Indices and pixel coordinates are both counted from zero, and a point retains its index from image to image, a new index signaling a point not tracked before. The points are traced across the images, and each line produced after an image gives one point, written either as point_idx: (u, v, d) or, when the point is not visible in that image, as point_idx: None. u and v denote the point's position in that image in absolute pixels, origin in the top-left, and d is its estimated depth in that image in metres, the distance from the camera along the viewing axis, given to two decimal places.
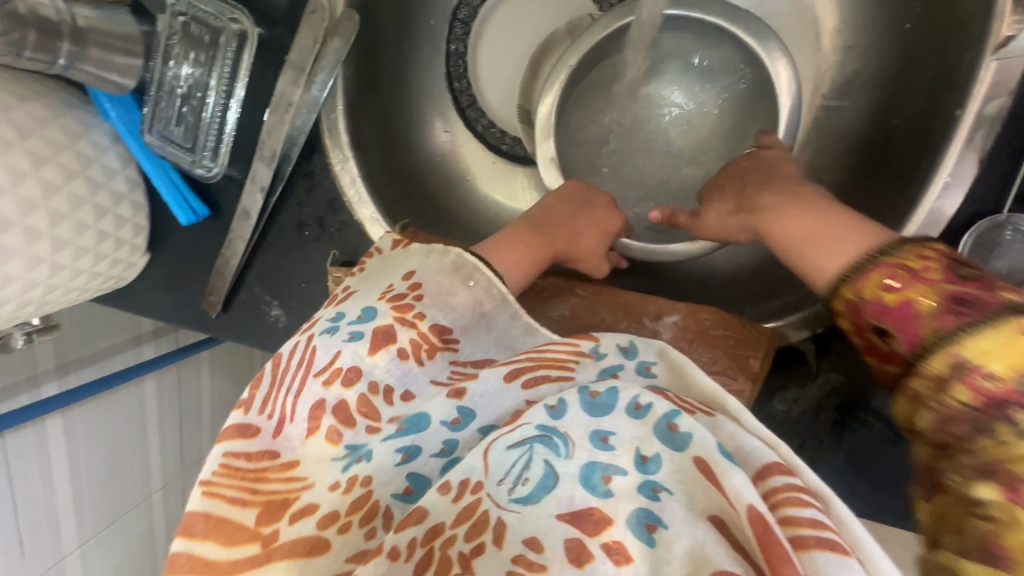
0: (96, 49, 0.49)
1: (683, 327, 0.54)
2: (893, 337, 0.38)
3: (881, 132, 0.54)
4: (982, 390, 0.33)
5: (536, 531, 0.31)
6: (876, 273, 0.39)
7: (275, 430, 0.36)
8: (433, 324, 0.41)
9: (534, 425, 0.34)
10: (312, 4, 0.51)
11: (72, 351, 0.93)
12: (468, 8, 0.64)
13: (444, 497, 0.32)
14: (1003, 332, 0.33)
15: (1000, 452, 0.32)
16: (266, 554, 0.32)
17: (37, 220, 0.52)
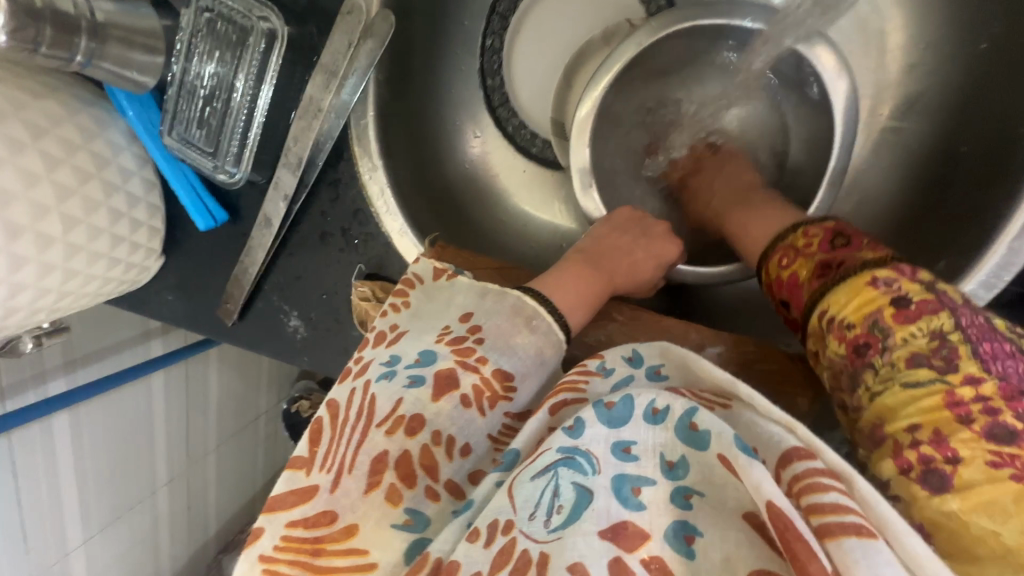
0: (115, 45, 0.46)
1: (723, 358, 0.51)
2: (793, 307, 0.45)
3: (947, 160, 0.50)
4: (845, 339, 0.39)
5: (579, 556, 0.30)
6: (776, 255, 0.47)
7: (333, 486, 0.37)
8: (496, 370, 0.42)
9: (555, 449, 0.33)
10: (347, 4, 0.48)
11: (80, 348, 0.90)
12: (506, 2, 0.60)
13: (475, 544, 0.32)
14: (849, 287, 0.40)
15: (873, 404, 0.37)
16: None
17: (49, 226, 0.49)
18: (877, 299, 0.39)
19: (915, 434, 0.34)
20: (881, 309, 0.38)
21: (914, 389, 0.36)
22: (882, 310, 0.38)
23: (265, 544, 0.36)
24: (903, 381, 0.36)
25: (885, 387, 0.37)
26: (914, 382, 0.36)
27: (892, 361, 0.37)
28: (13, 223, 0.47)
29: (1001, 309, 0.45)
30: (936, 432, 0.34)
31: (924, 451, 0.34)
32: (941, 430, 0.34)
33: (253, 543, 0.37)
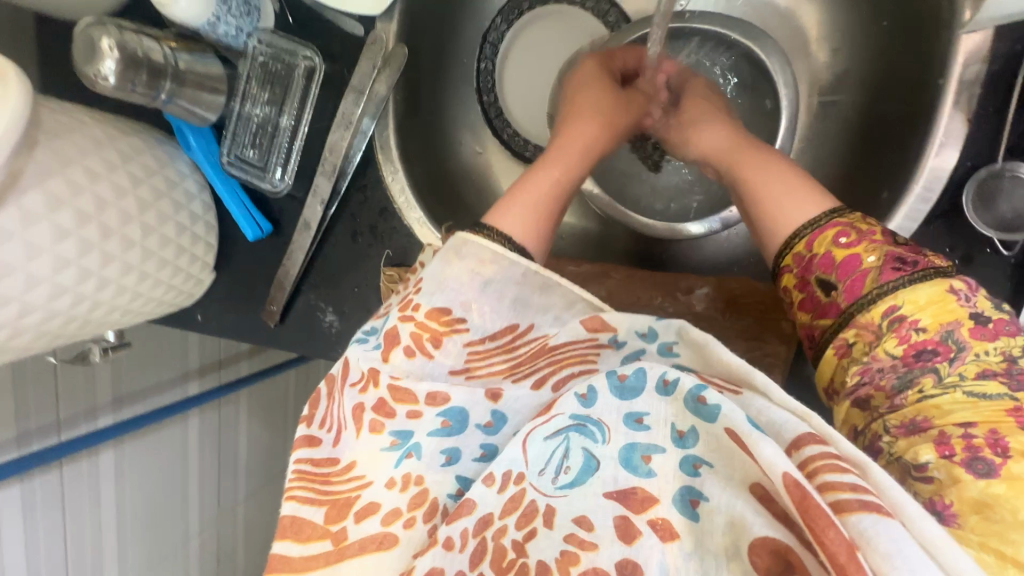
0: (190, 88, 0.59)
1: (713, 299, 0.58)
2: (839, 291, 0.44)
3: (873, 117, 0.60)
4: (909, 341, 0.40)
5: (586, 512, 0.35)
6: (831, 232, 0.45)
7: (335, 441, 0.40)
8: (430, 310, 0.41)
9: (567, 415, 0.37)
10: (371, 37, 0.61)
11: (128, 385, 0.98)
12: (496, 32, 0.72)
13: (491, 488, 0.37)
14: (931, 288, 0.40)
15: (919, 403, 0.39)
16: (337, 551, 0.37)
17: (132, 231, 0.57)
18: (957, 311, 0.39)
19: (968, 429, 0.36)
20: (960, 322, 0.39)
21: (978, 401, 0.37)
22: (960, 323, 0.39)
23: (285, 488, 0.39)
24: (969, 389, 0.38)
25: (943, 393, 0.39)
26: (982, 392, 0.37)
27: (960, 374, 0.38)
28: (107, 225, 0.55)
29: (942, 222, 0.50)
30: (993, 431, 0.36)
31: (976, 444, 0.35)
32: (1000, 430, 0.35)
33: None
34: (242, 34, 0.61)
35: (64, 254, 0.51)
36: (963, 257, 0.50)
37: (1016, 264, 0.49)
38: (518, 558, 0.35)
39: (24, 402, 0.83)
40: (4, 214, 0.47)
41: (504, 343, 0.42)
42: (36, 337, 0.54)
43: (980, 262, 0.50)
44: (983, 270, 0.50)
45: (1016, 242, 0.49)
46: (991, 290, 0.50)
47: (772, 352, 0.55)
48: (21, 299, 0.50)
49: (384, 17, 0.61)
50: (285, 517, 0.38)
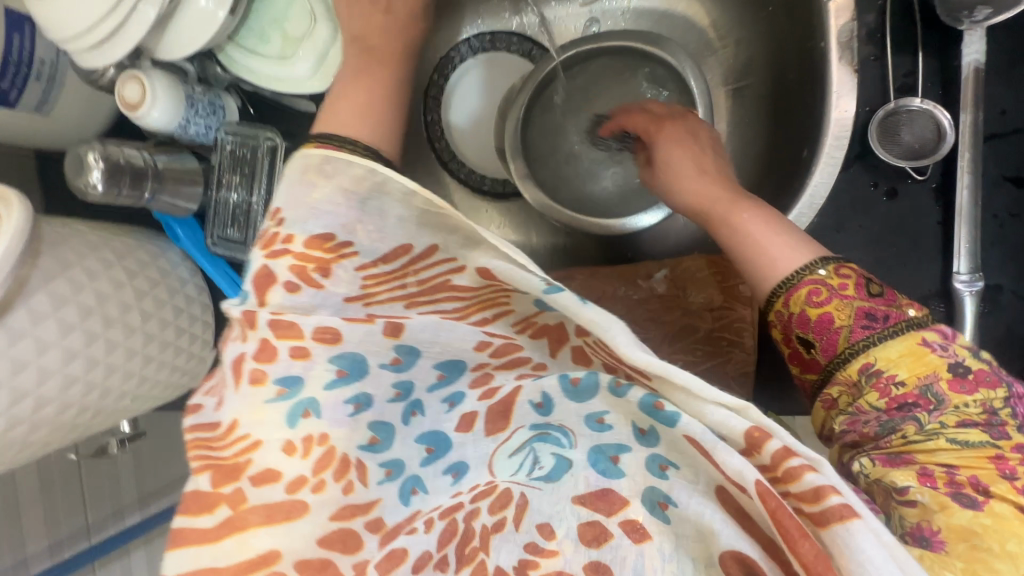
0: (170, 184, 0.66)
1: (673, 279, 0.61)
2: (817, 348, 0.45)
3: (781, 86, 0.63)
4: (890, 395, 0.41)
5: (547, 520, 0.40)
6: (803, 288, 0.44)
7: (218, 404, 0.37)
8: (307, 238, 0.36)
9: (528, 427, 0.41)
10: (323, 110, 0.70)
11: (152, 482, 1.00)
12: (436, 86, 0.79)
13: (456, 479, 0.41)
14: (902, 343, 0.42)
15: (904, 446, 0.41)
16: (239, 514, 0.34)
17: (131, 317, 0.62)
18: (934, 363, 0.41)
19: (952, 470, 0.39)
20: (937, 374, 0.41)
21: (960, 447, 0.40)
22: (937, 374, 0.41)
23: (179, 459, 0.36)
24: (951, 437, 0.40)
25: (927, 439, 0.41)
26: (963, 441, 0.40)
27: (940, 421, 0.41)
28: (108, 316, 0.60)
29: (860, 164, 0.54)
30: (974, 476, 0.39)
31: (959, 482, 0.39)
32: (980, 476, 0.39)
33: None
34: (212, 130, 0.69)
35: (71, 346, 0.56)
36: (888, 192, 0.54)
37: (936, 187, 0.53)
38: (479, 551, 0.41)
39: (50, 509, 0.86)
40: (16, 318, 0.52)
41: (402, 266, 0.37)
42: (54, 429, 0.58)
43: (904, 193, 0.53)
44: (910, 200, 0.53)
45: (926, 166, 0.53)
46: (919, 218, 0.53)
47: (738, 318, 0.58)
48: (36, 393, 0.54)
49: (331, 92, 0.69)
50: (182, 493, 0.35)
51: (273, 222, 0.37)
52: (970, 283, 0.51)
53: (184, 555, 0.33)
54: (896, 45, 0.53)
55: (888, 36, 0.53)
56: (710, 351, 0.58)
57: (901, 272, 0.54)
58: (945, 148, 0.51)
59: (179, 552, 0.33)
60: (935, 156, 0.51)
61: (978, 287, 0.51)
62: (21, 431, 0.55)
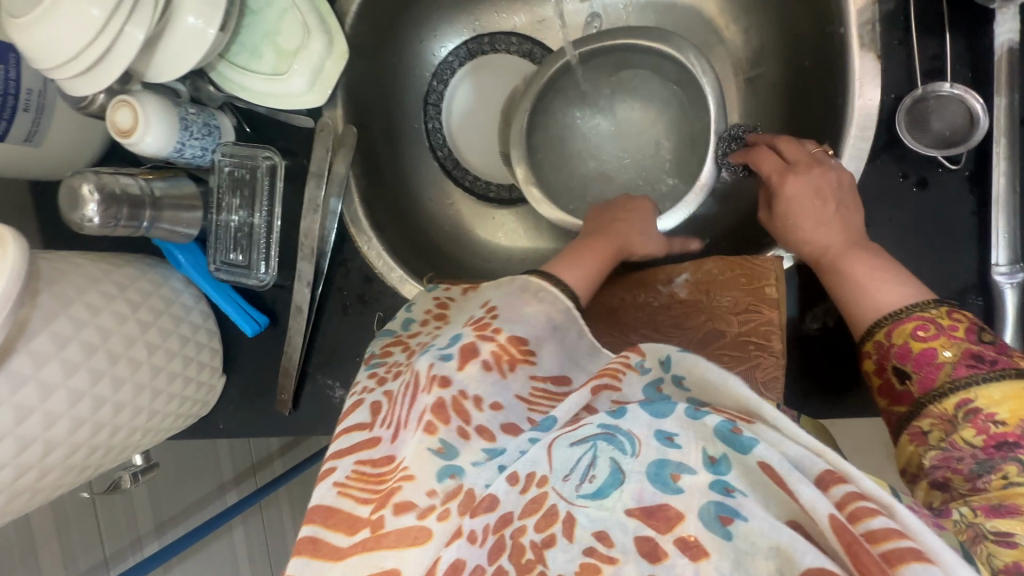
0: (169, 210, 0.64)
1: (694, 281, 0.58)
2: (913, 380, 0.44)
3: (798, 75, 0.60)
4: (988, 432, 0.40)
5: (605, 528, 0.32)
6: (909, 322, 0.45)
7: (392, 437, 0.40)
8: (511, 338, 0.44)
9: (595, 425, 0.36)
10: (320, 125, 0.66)
11: (167, 509, 0.99)
12: (435, 93, 0.77)
13: (515, 488, 0.35)
14: (1006, 385, 0.40)
15: (1004, 490, 0.38)
16: (374, 539, 0.35)
17: (137, 351, 0.60)
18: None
19: None
20: None
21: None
22: None
23: (337, 474, 0.39)
24: None
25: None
26: None
27: None
28: (113, 351, 0.58)
29: (887, 154, 0.52)
30: None
31: None
32: None
33: (332, 474, 0.39)
34: (208, 152, 0.67)
35: (77, 387, 0.55)
36: (918, 182, 0.51)
37: (969, 174, 0.50)
38: (537, 563, 0.33)
39: (68, 544, 0.85)
40: (17, 362, 0.50)
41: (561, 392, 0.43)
42: (65, 471, 0.57)
43: (936, 182, 0.51)
44: (942, 190, 0.51)
45: (958, 154, 0.50)
46: (953, 208, 0.51)
47: (766, 321, 0.55)
48: (43, 438, 0.53)
49: (329, 106, 0.67)
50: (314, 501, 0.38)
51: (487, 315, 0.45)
52: (1010, 275, 0.48)
53: (313, 563, 0.35)
54: (920, 28, 0.50)
55: (911, 18, 0.50)
56: (737, 356, 0.55)
57: (936, 265, 0.51)
58: (979, 135, 0.48)
59: (307, 559, 0.35)
60: (971, 143, 0.48)
61: (1018, 278, 0.48)
62: (31, 477, 0.53)
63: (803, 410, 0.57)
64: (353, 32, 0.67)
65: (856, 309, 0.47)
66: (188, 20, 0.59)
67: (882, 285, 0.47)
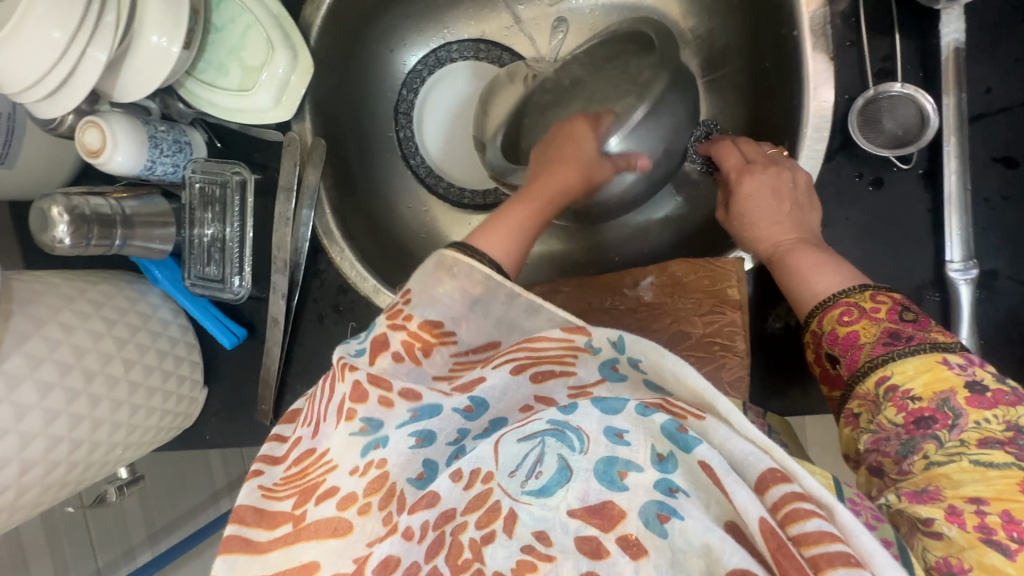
0: (141, 227, 0.65)
1: (660, 285, 0.59)
2: (842, 364, 0.44)
3: (759, 76, 0.61)
4: (906, 409, 0.39)
5: (546, 527, 0.33)
6: (835, 309, 0.45)
7: (314, 433, 0.40)
8: (423, 322, 0.44)
9: (545, 420, 0.36)
10: (287, 138, 0.67)
11: (160, 518, 0.99)
12: (406, 102, 0.78)
13: (457, 484, 0.36)
14: (921, 359, 0.40)
15: (927, 471, 0.37)
16: (297, 532, 0.36)
17: (114, 368, 0.61)
18: (951, 379, 0.39)
19: (980, 505, 0.35)
20: (955, 389, 0.38)
21: (985, 469, 0.36)
22: (955, 390, 0.38)
23: (263, 478, 0.39)
24: (973, 458, 0.36)
25: (949, 461, 0.37)
26: (987, 462, 0.36)
27: (961, 440, 0.37)
28: (89, 369, 0.59)
29: (842, 155, 0.52)
30: (1006, 511, 0.34)
31: (989, 522, 0.34)
32: (1013, 510, 0.34)
33: (259, 476, 0.39)
34: (179, 168, 0.67)
35: (52, 406, 0.56)
36: (873, 181, 0.52)
37: (923, 173, 0.51)
38: (474, 561, 0.34)
39: (60, 556, 0.89)
40: None
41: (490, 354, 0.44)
42: (45, 488, 0.58)
43: (891, 181, 0.51)
44: (897, 189, 0.51)
45: (911, 154, 0.51)
46: (908, 207, 0.51)
47: (728, 322, 0.56)
48: (19, 457, 0.54)
49: (297, 119, 0.68)
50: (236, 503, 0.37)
51: (402, 300, 0.46)
52: (969, 273, 0.49)
53: (236, 561, 0.36)
54: (871, 28, 0.51)
55: (863, 20, 0.51)
56: (704, 357, 0.56)
57: (893, 263, 0.52)
58: (930, 134, 0.48)
59: (234, 559, 0.36)
60: (920, 143, 0.49)
61: (972, 275, 0.49)
62: (11, 495, 0.55)
63: (769, 408, 0.58)
64: (318, 45, 0.67)
65: (799, 302, 0.48)
66: (152, 38, 0.59)
67: (824, 278, 0.47)
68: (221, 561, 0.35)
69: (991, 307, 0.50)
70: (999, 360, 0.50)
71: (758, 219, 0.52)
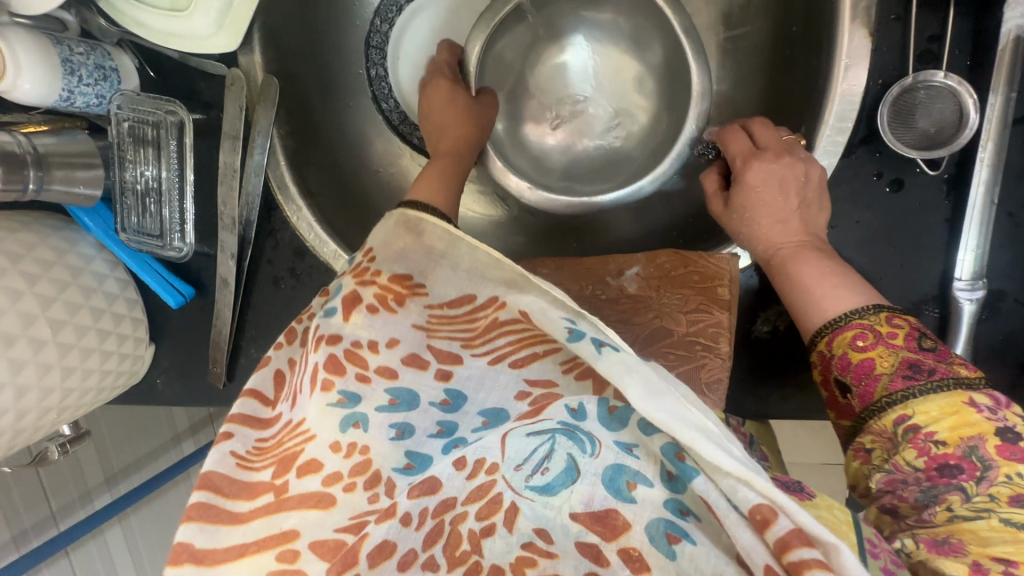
0: (59, 170, 0.56)
1: (644, 275, 0.55)
2: (853, 393, 0.42)
3: (783, 42, 0.53)
4: (929, 453, 0.38)
5: (544, 525, 0.36)
6: (848, 331, 0.42)
7: (291, 406, 0.36)
8: (392, 276, 0.40)
9: (556, 421, 0.37)
10: (230, 76, 0.57)
11: (117, 462, 0.97)
12: (378, 34, 0.67)
13: (461, 473, 0.37)
14: (945, 399, 0.38)
15: (950, 523, 0.36)
16: (278, 504, 0.32)
17: (39, 329, 0.56)
18: (980, 425, 0.37)
19: (1008, 566, 0.33)
20: (984, 437, 0.36)
21: (1016, 530, 0.34)
22: (984, 437, 0.37)
23: (233, 443, 0.34)
24: (1004, 517, 0.35)
25: (976, 516, 0.36)
26: (1018, 521, 0.34)
27: (990, 493, 0.36)
28: (8, 333, 0.54)
29: (863, 150, 0.47)
30: None
31: None
32: None
33: (215, 444, 0.34)
34: (104, 100, 0.58)
35: None
36: (891, 182, 0.47)
37: (948, 180, 0.46)
38: (472, 553, 0.35)
39: (9, 501, 0.87)
40: None
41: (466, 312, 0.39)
42: None
43: (910, 184, 0.46)
44: (916, 192, 0.46)
45: (942, 158, 0.45)
46: (926, 214, 0.46)
47: (714, 323, 0.52)
48: None
49: (245, 51, 0.59)
50: (199, 470, 0.32)
51: (365, 258, 0.41)
52: (978, 293, 0.45)
53: (216, 533, 0.31)
54: (922, 0, 0.43)
55: None
56: (684, 356, 0.52)
57: (899, 275, 0.48)
58: (964, 137, 0.43)
59: (200, 528, 0.31)
60: (953, 146, 0.43)
61: (978, 295, 0.45)
62: None
63: (748, 410, 0.55)
64: None
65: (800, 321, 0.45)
66: None
67: (829, 290, 0.43)
68: (181, 529, 0.31)
69: (992, 328, 0.47)
70: (993, 385, 0.47)
71: (756, 218, 0.47)
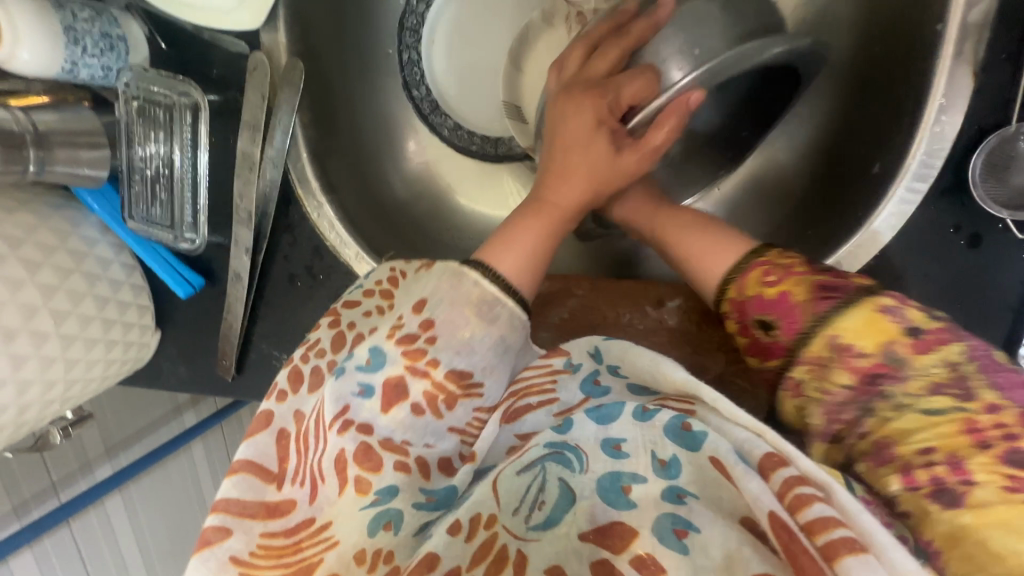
0: (61, 148, 0.51)
1: (687, 309, 0.52)
2: (778, 330, 0.39)
3: (863, 68, 0.49)
4: (854, 367, 0.35)
5: (557, 559, 0.29)
6: (754, 271, 0.40)
7: (310, 497, 0.35)
8: (450, 372, 0.38)
9: (541, 445, 0.33)
10: (252, 61, 0.53)
11: (117, 433, 0.95)
12: (413, 15, 0.63)
13: (456, 537, 0.31)
14: (858, 313, 0.36)
15: (881, 429, 0.34)
16: None
17: (41, 322, 0.52)
18: (888, 328, 0.35)
19: (929, 457, 0.32)
20: (896, 336, 0.35)
21: (936, 419, 0.33)
22: (896, 338, 0.35)
23: (234, 545, 0.33)
24: (923, 408, 0.33)
25: (901, 412, 0.34)
26: (934, 409, 0.33)
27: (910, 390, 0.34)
28: (7, 327, 0.50)
29: (947, 200, 0.43)
30: (953, 456, 0.32)
31: (939, 474, 0.31)
32: (959, 454, 0.31)
33: (218, 544, 0.33)
34: (111, 72, 0.53)
35: None
36: (970, 237, 0.43)
37: None
38: None
39: (8, 474, 0.85)
40: None
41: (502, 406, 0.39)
42: None
43: (989, 241, 0.42)
44: (996, 250, 0.43)
45: None
46: (1003, 273, 0.43)
47: None
48: None
49: (268, 28, 0.53)
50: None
51: (423, 339, 0.38)
52: None
53: None
54: None
55: None
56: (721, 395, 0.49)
57: None
58: None
59: None
60: None
61: None
62: None
63: None
64: None
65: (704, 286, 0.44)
66: None
67: None
68: None
69: None
70: None
71: None
